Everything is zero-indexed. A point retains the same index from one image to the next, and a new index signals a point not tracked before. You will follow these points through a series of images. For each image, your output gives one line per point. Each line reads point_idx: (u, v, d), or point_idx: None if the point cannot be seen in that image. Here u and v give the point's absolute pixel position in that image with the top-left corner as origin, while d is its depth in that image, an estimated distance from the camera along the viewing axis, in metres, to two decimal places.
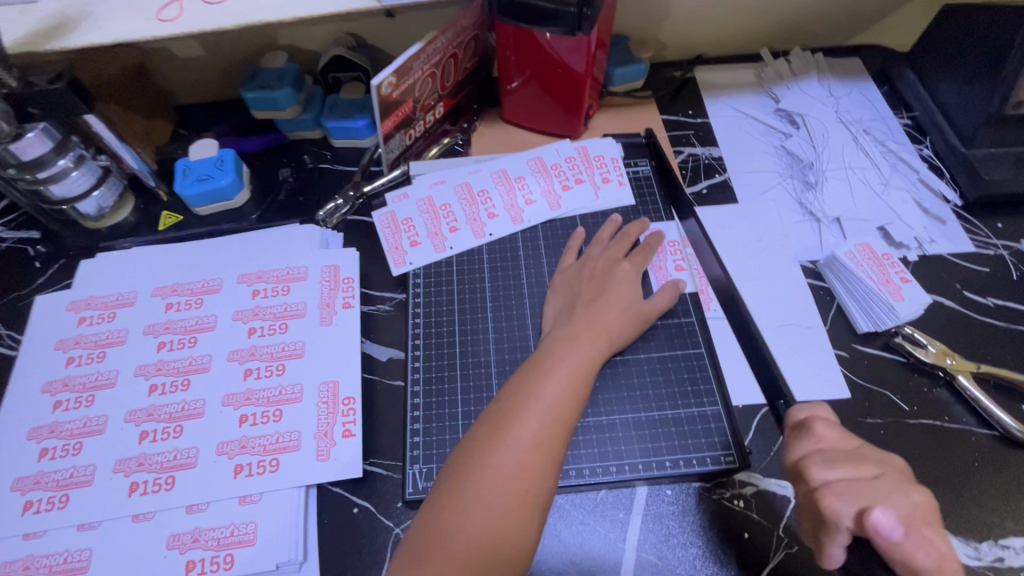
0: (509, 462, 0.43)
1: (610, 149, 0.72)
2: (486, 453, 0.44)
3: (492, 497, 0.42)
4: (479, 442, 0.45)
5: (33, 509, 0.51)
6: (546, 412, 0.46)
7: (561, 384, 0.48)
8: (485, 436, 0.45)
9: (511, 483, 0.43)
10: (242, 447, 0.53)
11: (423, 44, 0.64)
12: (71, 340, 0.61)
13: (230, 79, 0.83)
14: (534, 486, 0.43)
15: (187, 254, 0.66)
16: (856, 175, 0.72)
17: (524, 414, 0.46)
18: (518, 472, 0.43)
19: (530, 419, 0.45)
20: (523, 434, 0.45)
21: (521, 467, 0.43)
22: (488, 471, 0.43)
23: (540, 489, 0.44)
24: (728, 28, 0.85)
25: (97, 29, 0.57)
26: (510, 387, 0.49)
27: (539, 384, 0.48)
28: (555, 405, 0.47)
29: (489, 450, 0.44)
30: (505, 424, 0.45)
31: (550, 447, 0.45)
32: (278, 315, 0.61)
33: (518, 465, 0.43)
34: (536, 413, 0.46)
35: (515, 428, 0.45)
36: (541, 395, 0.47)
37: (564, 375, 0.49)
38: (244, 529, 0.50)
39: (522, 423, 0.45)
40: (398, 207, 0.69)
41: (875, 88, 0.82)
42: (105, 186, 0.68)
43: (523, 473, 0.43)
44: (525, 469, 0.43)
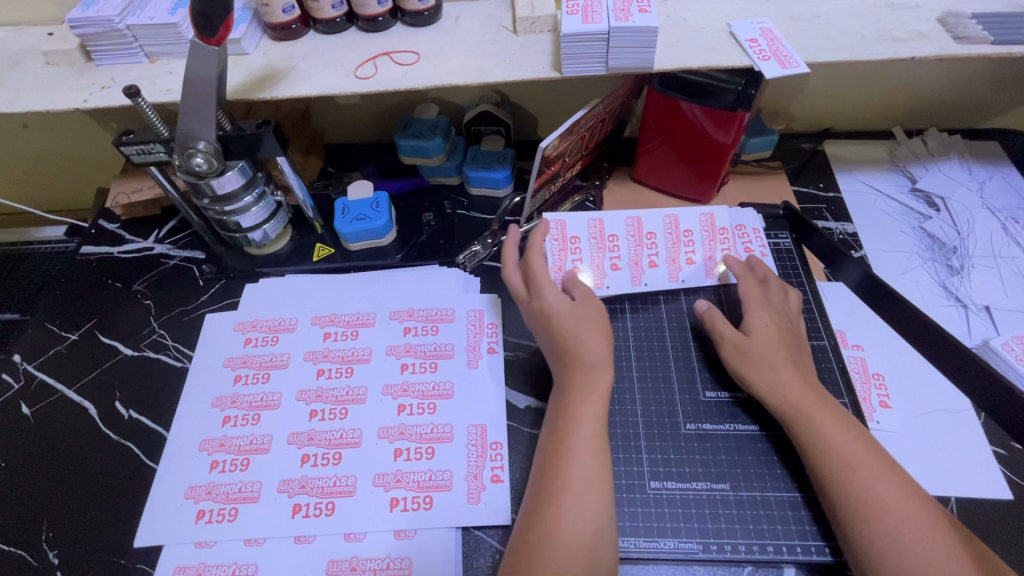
0: (566, 554, 0.45)
1: (750, 219, 0.73)
2: (540, 553, 0.46)
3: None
4: (532, 540, 0.47)
5: (206, 518, 0.55)
6: (587, 495, 0.48)
7: (591, 457, 0.50)
8: (535, 533, 0.47)
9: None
10: (397, 481, 0.56)
11: (587, 112, 0.67)
12: (238, 358, 0.65)
13: (378, 125, 0.89)
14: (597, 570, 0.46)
15: (341, 286, 0.71)
16: (1007, 264, 0.70)
17: (567, 499, 0.48)
18: (576, 561, 0.45)
19: (573, 502, 0.48)
20: (570, 519, 0.47)
21: (582, 556, 0.46)
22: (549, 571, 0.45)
23: (603, 567, 0.46)
24: (859, 105, 0.86)
25: (302, 82, 0.64)
26: (545, 467, 0.50)
27: (569, 465, 0.50)
28: (593, 483, 0.49)
29: (543, 548, 0.46)
30: (551, 514, 0.47)
31: (599, 526, 0.47)
32: (427, 354, 0.64)
33: (576, 556, 0.45)
34: (578, 497, 0.48)
35: (563, 519, 0.47)
36: (576, 473, 0.49)
37: (588, 464, 0.50)
38: (398, 564, 0.52)
39: (567, 509, 0.47)
40: (571, 223, 0.70)
41: (1019, 174, 0.80)
42: (275, 219, 0.74)
43: (585, 565, 0.45)
44: (586, 556, 0.46)
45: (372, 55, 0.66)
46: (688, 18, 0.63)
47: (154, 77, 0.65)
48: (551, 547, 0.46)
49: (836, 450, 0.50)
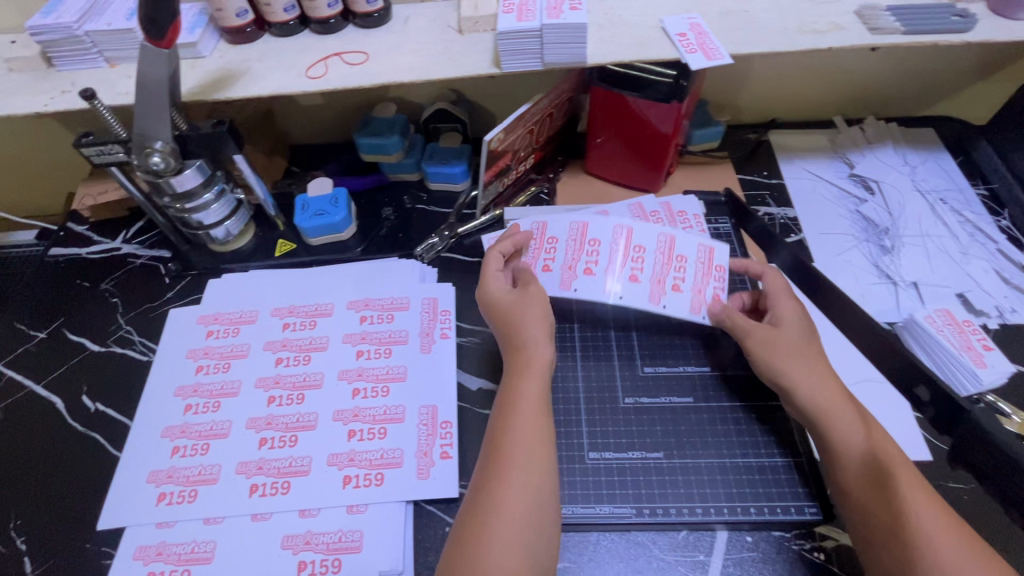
0: (509, 521, 0.47)
1: (693, 206, 0.76)
2: (484, 523, 0.47)
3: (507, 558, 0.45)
4: (477, 510, 0.48)
5: (166, 500, 0.57)
6: (530, 466, 0.51)
7: (531, 434, 0.53)
8: (479, 504, 0.49)
9: (518, 541, 0.46)
10: (350, 459, 0.58)
11: (529, 107, 0.71)
12: (200, 350, 0.68)
13: (341, 125, 0.92)
14: (539, 537, 0.47)
15: (302, 279, 0.74)
16: (933, 243, 0.74)
17: (510, 471, 0.50)
18: (518, 527, 0.47)
19: (514, 473, 0.50)
20: (512, 489, 0.49)
21: (523, 523, 0.47)
22: (492, 539, 0.46)
23: (544, 534, 0.48)
24: (801, 97, 0.89)
25: (256, 82, 0.67)
26: (489, 445, 0.53)
27: (511, 441, 0.52)
28: (534, 456, 0.51)
29: (485, 519, 0.47)
30: (493, 486, 0.49)
31: (541, 497, 0.49)
32: (382, 340, 0.67)
33: (518, 523, 0.47)
34: (521, 469, 0.50)
35: (504, 490, 0.49)
36: (517, 447, 0.52)
37: (530, 438, 0.52)
38: (350, 537, 0.54)
39: (509, 479, 0.49)
40: (519, 224, 0.75)
41: (951, 158, 0.84)
42: (236, 216, 0.77)
43: (526, 531, 0.47)
44: (527, 524, 0.47)
45: (324, 55, 0.68)
46: (622, 15, 0.66)
47: (114, 81, 0.68)
48: (495, 514, 0.47)
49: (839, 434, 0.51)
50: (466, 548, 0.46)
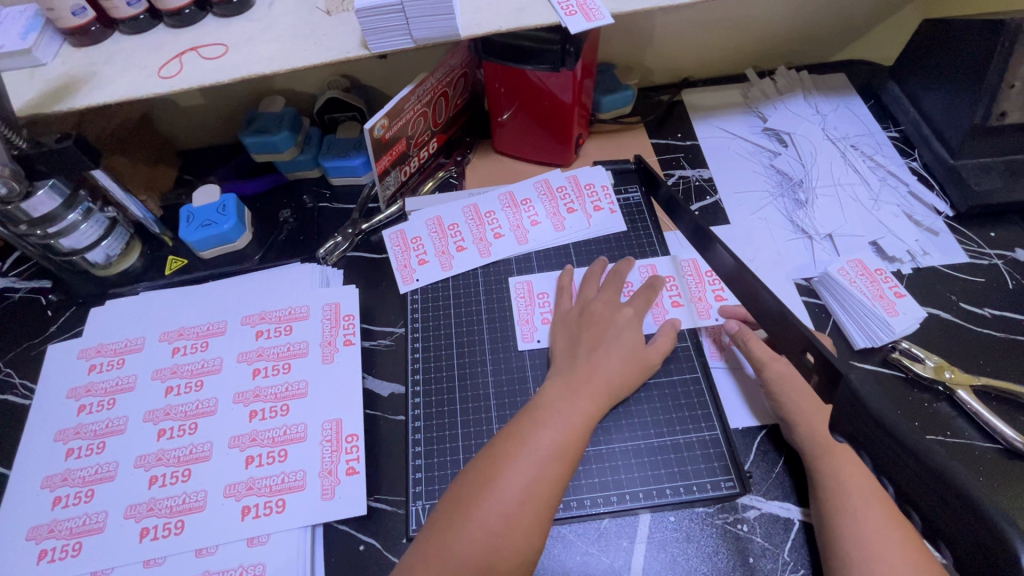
0: (496, 512, 0.44)
1: (600, 176, 0.75)
2: (472, 503, 0.44)
3: (473, 549, 0.42)
4: (470, 488, 0.45)
5: (48, 557, 0.52)
6: (539, 465, 0.47)
7: (555, 436, 0.49)
8: (474, 485, 0.46)
9: (497, 536, 0.43)
10: (249, 488, 0.55)
11: (413, 87, 0.66)
12: (82, 388, 0.62)
13: (231, 124, 0.85)
14: (518, 543, 0.43)
15: (193, 297, 0.68)
16: (846, 192, 0.73)
17: (515, 462, 0.46)
18: (502, 521, 0.44)
19: (519, 467, 0.46)
20: (512, 482, 0.45)
21: (508, 522, 0.44)
22: (474, 522, 0.43)
23: (525, 541, 0.44)
24: (711, 52, 0.86)
25: (103, 89, 0.60)
26: (507, 431, 0.50)
27: (532, 435, 0.49)
28: (546, 455, 0.47)
29: (474, 500, 0.45)
30: (496, 470, 0.46)
31: (538, 499, 0.45)
32: (281, 355, 0.63)
33: (505, 516, 0.44)
34: (527, 464, 0.46)
35: (502, 481, 0.45)
36: (533, 444, 0.48)
37: (547, 440, 0.48)
38: (252, 571, 0.51)
39: (512, 469, 0.46)
40: (411, 225, 0.72)
41: (862, 103, 0.83)
42: (113, 236, 0.71)
43: (509, 530, 0.44)
44: (512, 523, 0.44)
45: (179, 51, 0.62)
46: None
47: None
48: (489, 507, 0.44)
49: (811, 436, 0.53)
50: (446, 521, 0.44)
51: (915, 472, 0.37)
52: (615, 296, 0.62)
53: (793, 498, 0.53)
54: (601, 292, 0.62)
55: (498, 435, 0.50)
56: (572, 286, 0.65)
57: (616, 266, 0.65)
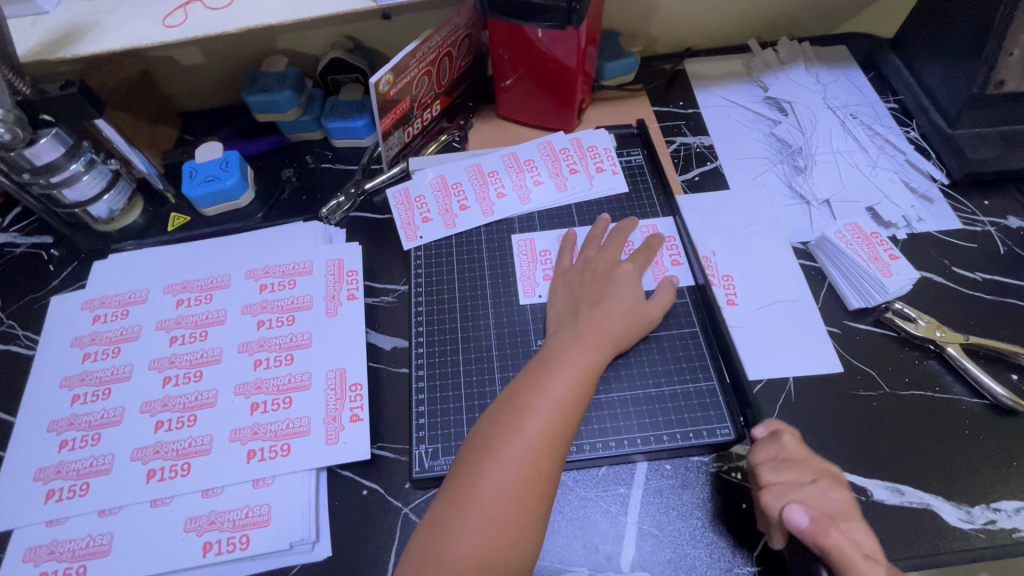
0: (521, 458, 0.45)
1: (603, 139, 0.75)
2: (497, 449, 0.46)
3: (500, 489, 0.44)
4: (492, 434, 0.47)
5: (56, 497, 0.53)
6: (556, 411, 0.48)
7: (569, 385, 0.50)
8: (496, 433, 0.47)
9: (523, 480, 0.45)
10: (254, 433, 0.55)
11: (418, 43, 0.66)
12: (87, 337, 0.63)
13: (232, 84, 0.85)
14: (542, 486, 0.45)
15: (196, 252, 0.69)
16: (844, 159, 0.74)
17: (534, 412, 0.48)
18: (527, 466, 0.45)
19: (539, 416, 0.48)
20: (533, 430, 0.47)
21: (533, 467, 0.45)
22: (499, 466, 0.45)
23: (548, 484, 0.46)
24: (714, 21, 0.86)
25: (107, 37, 0.59)
26: (522, 382, 0.51)
27: (548, 384, 0.50)
28: (563, 404, 0.49)
29: (499, 448, 0.46)
30: (517, 419, 0.47)
31: (558, 446, 0.47)
32: (285, 308, 0.63)
33: (529, 462, 0.45)
34: (545, 412, 0.48)
35: (523, 427, 0.47)
36: (549, 393, 0.49)
37: (565, 387, 0.50)
38: (258, 511, 0.52)
39: (533, 418, 0.47)
40: (414, 184, 0.73)
41: (862, 74, 0.84)
42: (116, 190, 0.71)
43: (534, 473, 0.45)
44: (537, 468, 0.45)
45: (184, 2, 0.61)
46: None
47: None
48: (513, 451, 0.46)
49: None
50: (472, 469, 0.45)
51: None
52: (616, 253, 0.63)
53: None
54: (603, 251, 0.63)
55: (513, 386, 0.51)
56: (574, 247, 0.66)
57: (618, 225, 0.66)
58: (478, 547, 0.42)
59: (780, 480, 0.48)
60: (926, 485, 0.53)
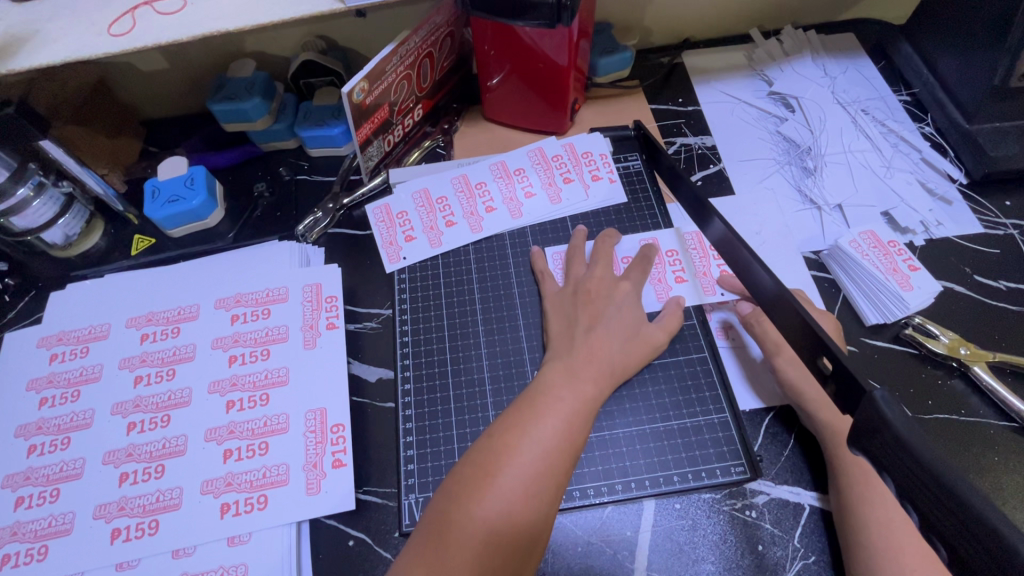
0: (497, 510, 0.41)
1: (598, 145, 0.70)
2: (470, 498, 0.41)
3: (472, 548, 0.39)
4: (466, 483, 0.42)
5: (12, 562, 0.48)
6: (541, 457, 0.43)
7: (557, 426, 0.46)
8: (471, 479, 0.42)
9: (496, 535, 0.40)
10: (228, 484, 0.51)
11: (394, 46, 0.61)
12: (43, 379, 0.57)
13: (198, 90, 0.79)
14: (518, 543, 0.41)
15: (162, 280, 0.63)
16: (857, 158, 0.69)
17: (516, 455, 0.43)
18: (503, 522, 0.41)
19: (521, 461, 0.43)
20: (513, 477, 0.42)
21: (511, 520, 0.41)
22: (474, 521, 0.40)
23: (526, 540, 0.41)
24: (714, 11, 0.81)
25: (46, 48, 0.53)
26: (505, 420, 0.46)
27: (534, 425, 0.45)
28: (549, 448, 0.44)
29: (474, 499, 0.41)
30: (496, 464, 0.43)
31: (540, 497, 0.42)
32: (259, 341, 0.58)
33: (506, 516, 0.41)
34: (528, 457, 0.43)
35: (503, 474, 0.42)
36: (534, 436, 0.45)
37: (553, 427, 0.45)
38: (234, 572, 0.48)
39: (513, 464, 0.43)
40: (396, 198, 0.67)
41: (871, 65, 0.79)
42: (71, 213, 0.65)
43: (510, 528, 0.41)
44: (513, 522, 0.41)
45: (131, 6, 0.55)
46: None
47: None
48: (488, 505, 0.41)
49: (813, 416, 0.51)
50: (442, 520, 0.41)
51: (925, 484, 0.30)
52: (609, 272, 0.59)
53: (804, 482, 0.51)
54: (592, 269, 0.59)
55: (495, 424, 0.46)
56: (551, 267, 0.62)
57: (608, 243, 0.61)
58: None
59: None
60: None
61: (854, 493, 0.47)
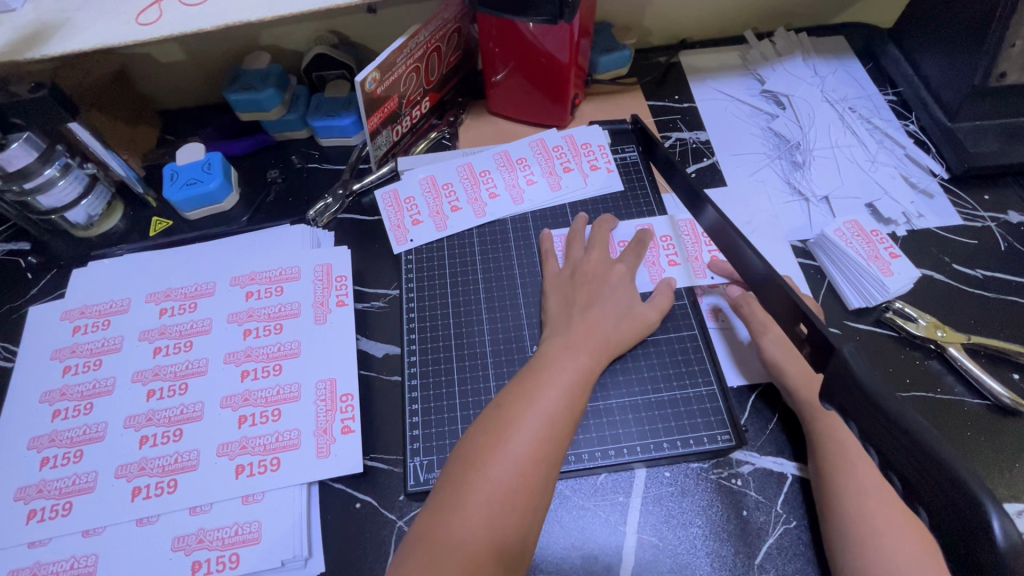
0: (509, 471, 0.44)
1: (597, 136, 0.73)
2: (483, 461, 0.44)
3: (487, 506, 0.42)
4: (478, 448, 0.45)
5: (37, 517, 0.51)
6: (546, 421, 0.47)
7: (559, 394, 0.49)
8: (482, 444, 0.45)
9: (510, 493, 0.43)
10: (243, 448, 0.54)
11: (405, 39, 0.64)
12: (67, 349, 0.60)
13: (214, 81, 0.82)
14: (530, 500, 0.43)
15: (180, 258, 0.66)
16: (844, 153, 0.73)
17: (523, 421, 0.46)
18: (515, 481, 0.44)
19: (528, 426, 0.46)
20: (521, 441, 0.45)
21: (521, 481, 0.44)
22: (487, 480, 0.43)
23: (537, 499, 0.44)
24: (710, 12, 0.84)
25: (77, 36, 0.56)
26: (511, 391, 0.49)
27: (538, 394, 0.48)
28: (553, 414, 0.47)
29: (486, 461, 0.44)
30: (505, 430, 0.46)
31: (547, 459, 0.45)
32: (272, 316, 0.61)
33: (516, 475, 0.44)
34: (534, 422, 0.46)
35: (512, 438, 0.45)
36: (539, 403, 0.48)
37: (554, 394, 0.49)
38: (247, 528, 0.51)
39: (521, 429, 0.46)
40: (404, 185, 0.71)
41: (860, 66, 0.82)
42: (94, 194, 0.69)
43: (521, 486, 0.44)
44: (524, 481, 0.44)
45: None
46: None
47: None
48: (498, 465, 0.44)
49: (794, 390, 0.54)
50: (457, 481, 0.44)
51: (881, 424, 0.36)
52: (604, 254, 0.62)
53: (787, 453, 0.54)
54: (589, 251, 0.62)
55: (501, 394, 0.50)
56: (556, 249, 0.65)
57: (604, 227, 0.64)
58: (461, 569, 0.40)
59: None
60: None
61: (829, 461, 0.50)
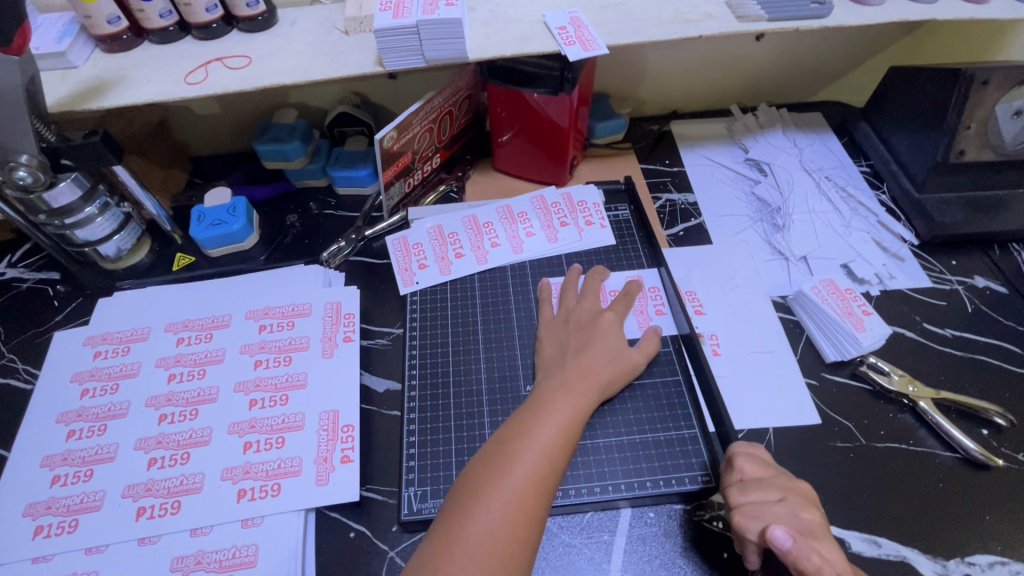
0: (509, 501, 0.46)
1: (592, 194, 0.80)
2: (485, 492, 0.47)
3: (487, 536, 0.44)
4: (479, 480, 0.48)
5: (44, 532, 0.53)
6: (543, 457, 0.50)
7: (555, 431, 0.52)
8: (484, 477, 0.48)
9: (509, 522, 0.45)
10: (246, 472, 0.57)
11: (421, 103, 0.71)
12: (87, 373, 0.64)
13: (243, 133, 0.90)
14: (527, 531, 0.46)
15: (200, 292, 0.71)
16: (820, 218, 0.79)
17: (523, 456, 0.49)
18: (514, 513, 0.46)
19: (526, 460, 0.49)
20: (521, 473, 0.48)
21: (521, 513, 0.46)
22: (489, 510, 0.46)
23: (533, 530, 0.46)
24: (698, 87, 0.93)
25: (130, 91, 0.63)
26: (511, 427, 0.52)
27: (536, 430, 0.52)
28: (550, 450, 0.50)
29: (488, 493, 0.47)
30: (506, 463, 0.48)
31: (543, 493, 0.48)
32: (282, 348, 0.65)
33: (515, 507, 0.46)
34: (532, 457, 0.49)
35: (512, 471, 0.48)
36: (537, 438, 0.51)
37: (550, 430, 0.52)
38: (245, 551, 0.53)
39: (521, 463, 0.49)
40: (413, 233, 0.76)
41: (836, 140, 0.90)
42: (126, 231, 0.74)
43: (520, 518, 0.46)
44: (523, 513, 0.46)
45: (205, 61, 0.66)
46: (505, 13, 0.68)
47: None
48: (498, 497, 0.46)
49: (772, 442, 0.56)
50: (459, 512, 0.46)
51: None
52: (596, 303, 0.66)
53: None
54: (582, 300, 0.66)
55: (501, 430, 0.53)
56: (552, 297, 0.69)
57: (596, 277, 0.69)
58: None
59: (746, 501, 0.49)
60: (906, 540, 0.54)
61: None
